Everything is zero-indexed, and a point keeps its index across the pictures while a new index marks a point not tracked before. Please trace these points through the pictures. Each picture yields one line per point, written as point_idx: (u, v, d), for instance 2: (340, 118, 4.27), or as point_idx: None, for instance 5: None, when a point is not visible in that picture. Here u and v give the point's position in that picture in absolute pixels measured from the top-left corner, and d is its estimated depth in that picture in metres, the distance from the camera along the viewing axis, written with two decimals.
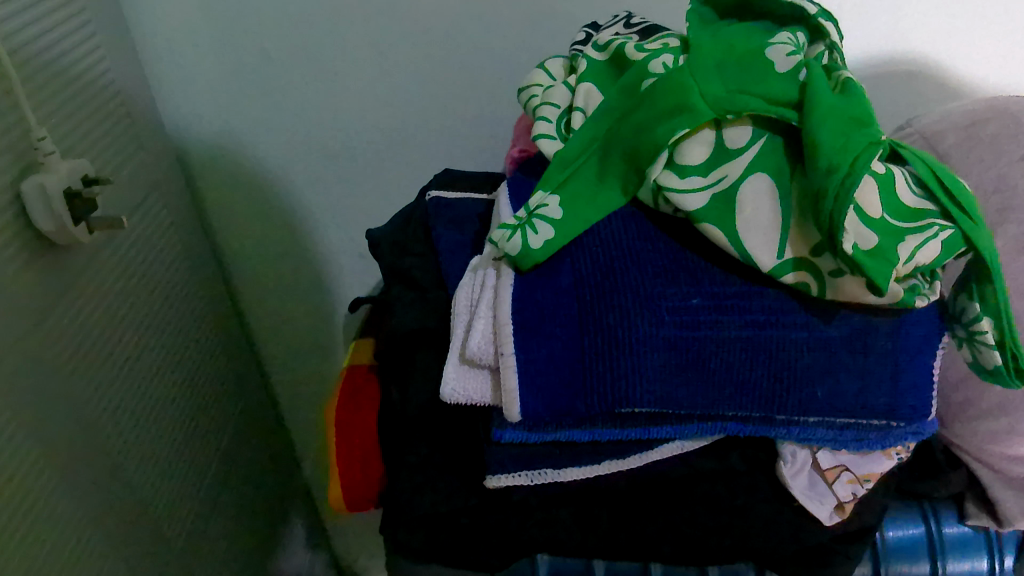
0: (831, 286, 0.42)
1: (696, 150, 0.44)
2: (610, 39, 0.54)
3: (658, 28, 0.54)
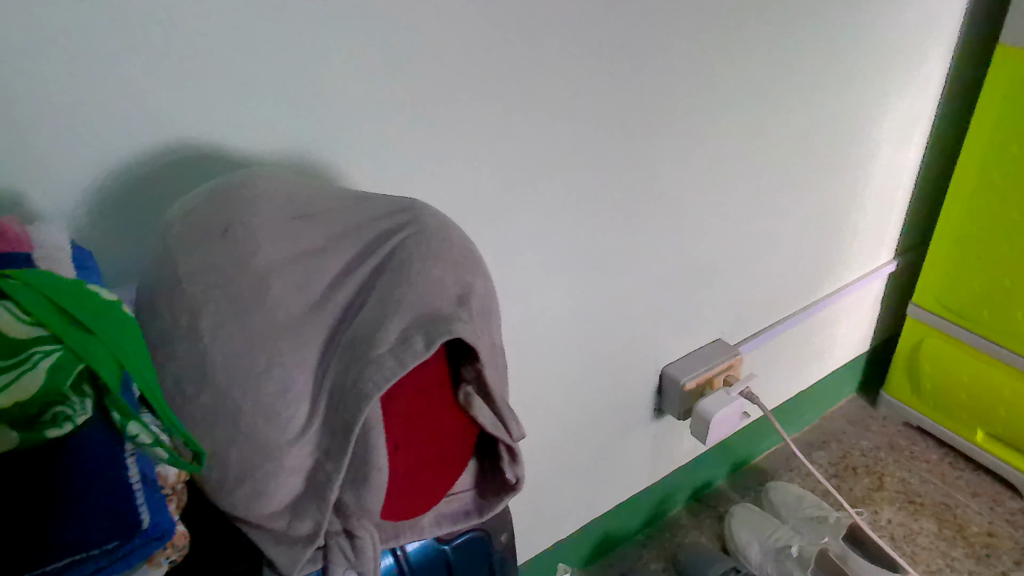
0: (489, 332, 0.38)
1: (342, 216, 0.38)
2: (290, 107, 0.47)
3: (338, 77, 0.48)
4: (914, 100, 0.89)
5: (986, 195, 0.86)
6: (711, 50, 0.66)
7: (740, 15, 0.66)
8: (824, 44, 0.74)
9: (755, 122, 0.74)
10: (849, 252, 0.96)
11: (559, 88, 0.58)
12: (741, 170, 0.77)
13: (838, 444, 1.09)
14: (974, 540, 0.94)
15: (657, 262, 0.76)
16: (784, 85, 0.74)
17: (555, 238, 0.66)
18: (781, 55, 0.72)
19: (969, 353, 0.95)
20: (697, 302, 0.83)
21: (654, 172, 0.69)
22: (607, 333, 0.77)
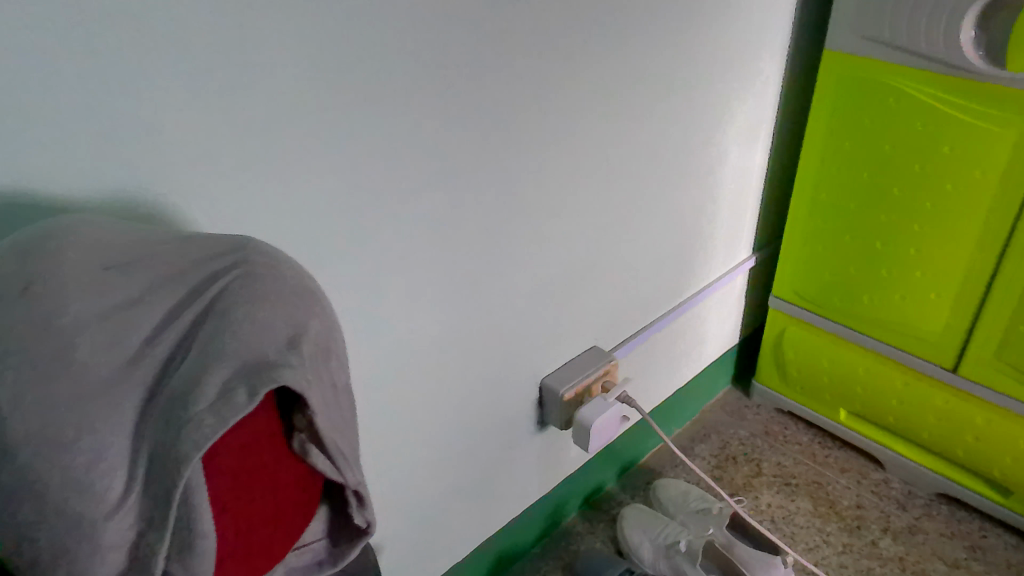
0: (328, 373, 0.37)
1: (161, 261, 0.35)
2: (110, 146, 0.42)
3: (166, 111, 0.43)
4: (755, 104, 0.94)
5: (825, 189, 0.91)
6: (558, 65, 0.67)
7: (584, 30, 0.67)
8: (666, 53, 0.77)
9: (608, 132, 0.76)
10: (709, 252, 1.00)
11: (410, 111, 0.57)
12: (599, 179, 0.78)
13: (718, 436, 1.13)
14: (845, 513, 0.99)
15: (523, 277, 0.76)
16: (633, 94, 0.76)
17: (418, 262, 0.64)
18: (626, 66, 0.74)
19: (826, 339, 1.01)
20: (568, 310, 0.84)
21: (512, 189, 0.69)
22: (481, 351, 0.76)
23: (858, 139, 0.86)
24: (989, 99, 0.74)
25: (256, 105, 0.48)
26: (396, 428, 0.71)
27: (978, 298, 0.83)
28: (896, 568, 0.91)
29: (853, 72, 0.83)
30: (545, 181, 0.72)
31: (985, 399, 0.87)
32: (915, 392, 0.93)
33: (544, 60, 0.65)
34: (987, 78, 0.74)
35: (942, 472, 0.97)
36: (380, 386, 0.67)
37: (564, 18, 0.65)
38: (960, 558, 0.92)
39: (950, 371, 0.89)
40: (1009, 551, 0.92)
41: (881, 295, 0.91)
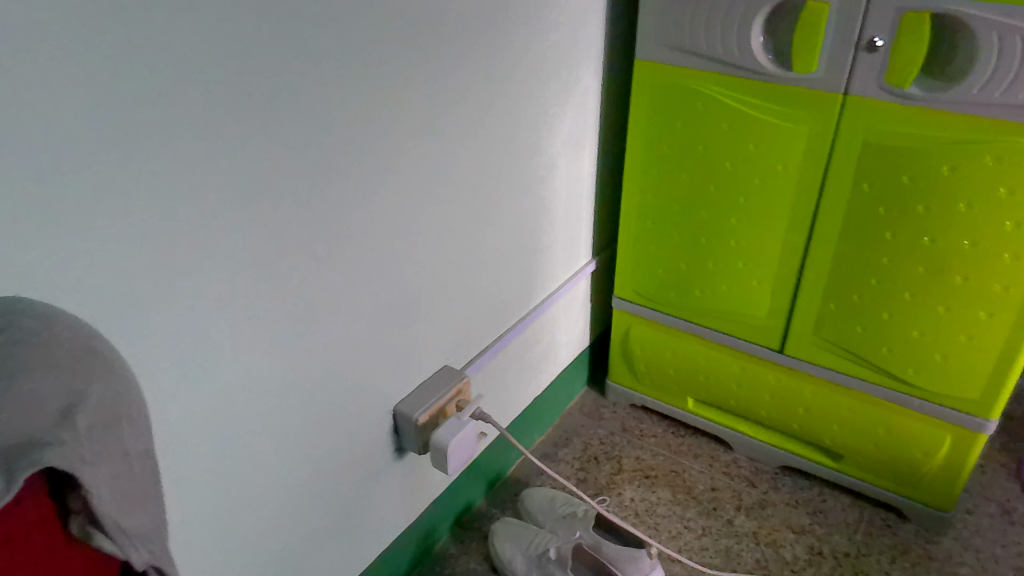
0: (116, 440, 0.34)
1: None
2: None
3: None
4: (577, 114, 0.97)
5: (649, 191, 0.95)
6: (376, 86, 0.64)
7: (398, 48, 0.65)
8: (483, 68, 0.77)
9: (434, 150, 0.75)
10: (548, 260, 1.02)
11: (224, 139, 0.52)
12: (431, 198, 0.77)
13: (579, 438, 1.15)
14: (702, 497, 1.03)
15: (365, 304, 0.73)
16: (455, 110, 0.76)
17: (246, 303, 0.59)
18: (445, 82, 0.73)
19: (667, 333, 1.05)
20: (413, 333, 0.82)
21: (342, 216, 0.66)
22: (328, 389, 0.72)
23: (673, 143, 0.90)
24: (782, 98, 0.80)
25: (42, 144, 0.42)
26: (242, 484, 0.65)
27: (793, 281, 0.89)
28: (751, 543, 0.96)
29: (662, 80, 0.87)
30: (378, 202, 0.70)
31: (810, 374, 0.94)
32: (750, 375, 0.99)
33: (360, 79, 0.63)
34: (777, 79, 0.80)
35: (782, 446, 1.03)
36: (218, 442, 0.61)
37: (377, 36, 0.63)
38: (805, 523, 0.98)
39: (777, 351, 0.95)
40: (846, 510, 1.00)
41: (711, 287, 0.96)
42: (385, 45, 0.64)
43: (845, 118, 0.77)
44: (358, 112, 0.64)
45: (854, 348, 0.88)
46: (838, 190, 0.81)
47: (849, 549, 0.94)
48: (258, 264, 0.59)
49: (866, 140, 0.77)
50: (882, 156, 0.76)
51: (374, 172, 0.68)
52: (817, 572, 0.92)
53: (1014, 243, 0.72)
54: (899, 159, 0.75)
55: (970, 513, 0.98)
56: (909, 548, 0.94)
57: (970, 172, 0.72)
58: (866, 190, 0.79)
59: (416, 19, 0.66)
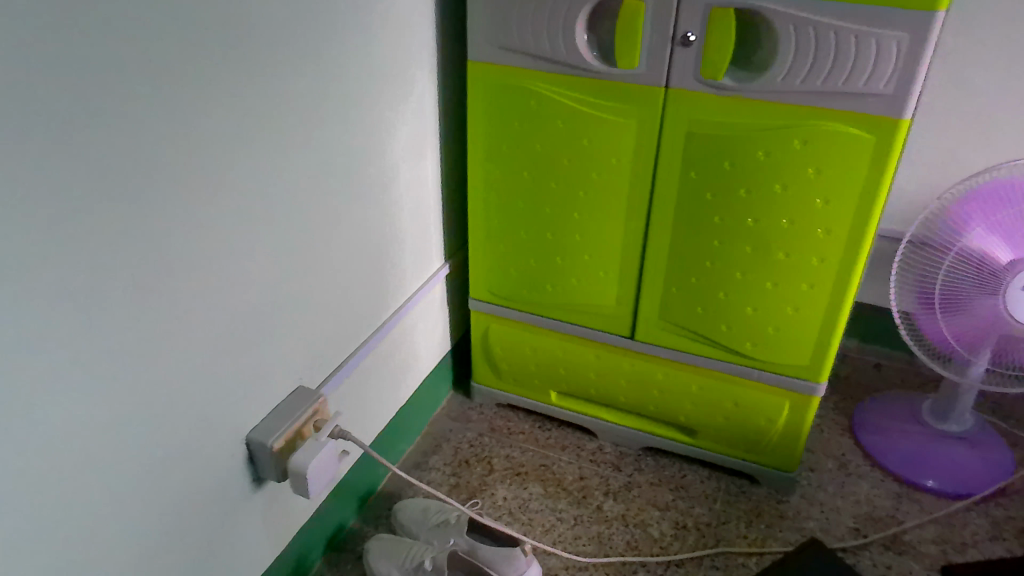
0: None
1: None
2: None
3: None
4: (414, 119, 0.96)
5: (493, 192, 0.96)
6: (196, 99, 0.59)
7: (215, 58, 0.61)
8: (313, 76, 0.74)
9: (269, 163, 0.71)
10: (399, 268, 1.00)
11: (35, 163, 0.47)
12: (270, 215, 0.72)
13: (448, 444, 1.14)
14: (571, 488, 1.05)
15: (213, 330, 0.68)
16: (288, 121, 0.72)
17: (70, 343, 0.53)
18: (273, 93, 0.69)
19: (525, 330, 1.06)
20: (262, 358, 0.77)
21: (169, 240, 0.60)
22: (175, 427, 0.66)
23: (511, 142, 0.91)
24: (609, 94, 0.83)
25: None
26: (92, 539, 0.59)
27: (637, 269, 0.92)
28: (621, 526, 0.99)
29: (494, 80, 0.88)
30: (218, 221, 0.65)
31: (661, 357, 0.97)
32: (607, 363, 1.02)
33: (188, 91, 0.59)
34: (603, 76, 0.82)
35: (642, 428, 1.07)
36: (58, 498, 0.55)
37: (202, 45, 0.59)
38: (669, 500, 1.02)
39: (629, 338, 0.98)
40: (704, 482, 1.05)
41: (561, 281, 0.98)
42: (202, 56, 0.59)
43: (668, 110, 0.81)
44: (177, 127, 0.58)
45: (698, 328, 0.92)
46: (668, 179, 0.84)
47: (711, 519, 0.99)
48: (88, 298, 0.53)
49: (689, 130, 0.80)
50: (705, 145, 0.80)
51: (211, 189, 0.64)
52: (683, 545, 0.96)
53: (825, 218, 0.78)
54: (720, 146, 0.79)
55: (813, 470, 1.06)
56: (762, 510, 1.00)
57: (781, 156, 0.77)
58: (694, 178, 0.83)
59: (232, 27, 0.62)
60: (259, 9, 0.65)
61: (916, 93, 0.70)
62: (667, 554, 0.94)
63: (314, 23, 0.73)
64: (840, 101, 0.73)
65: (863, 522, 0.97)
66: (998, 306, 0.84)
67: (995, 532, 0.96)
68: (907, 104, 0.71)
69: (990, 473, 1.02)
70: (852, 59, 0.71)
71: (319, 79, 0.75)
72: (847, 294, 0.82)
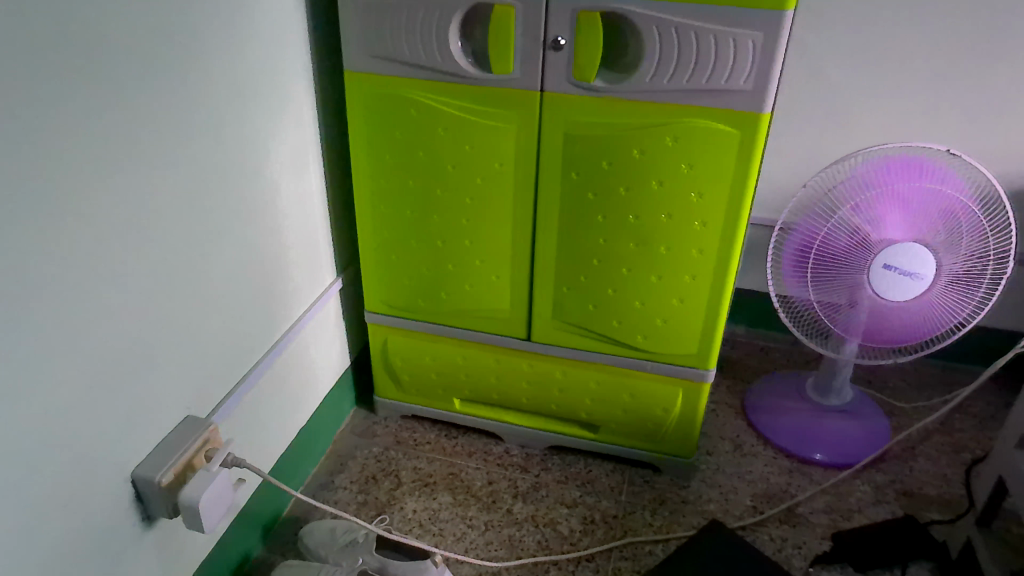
0: None
1: None
2: None
3: None
4: (293, 131, 0.93)
5: (379, 202, 0.94)
6: (45, 122, 0.56)
7: (70, 76, 0.58)
8: (179, 94, 0.71)
9: (136, 187, 0.67)
10: (288, 285, 0.97)
11: None
12: (144, 239, 0.69)
13: (354, 461, 1.11)
14: (480, 494, 1.05)
15: (92, 365, 0.65)
16: (155, 142, 0.68)
17: None
18: (135, 113, 0.65)
19: (423, 339, 1.05)
20: (150, 389, 0.74)
21: (30, 271, 0.56)
22: (57, 470, 0.62)
23: (393, 152, 0.90)
24: (487, 99, 0.83)
25: None
26: None
27: (528, 272, 0.93)
28: (531, 526, 0.99)
29: (371, 89, 0.86)
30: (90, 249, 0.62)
31: (558, 356, 0.99)
32: (506, 366, 1.02)
33: (45, 113, 0.55)
34: (479, 81, 0.82)
35: (546, 428, 1.08)
36: None
37: (56, 64, 0.56)
38: (577, 496, 1.03)
39: (525, 339, 0.99)
40: (609, 476, 1.07)
41: (455, 288, 0.97)
42: (51, 76, 0.56)
43: (545, 114, 0.82)
44: (30, 151, 0.54)
45: (591, 325, 0.94)
46: (551, 181, 0.85)
47: (617, 511, 1.01)
48: None
49: (567, 132, 0.82)
50: (583, 146, 0.82)
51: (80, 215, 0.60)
52: (592, 539, 0.97)
53: (700, 211, 0.82)
54: (597, 147, 0.81)
55: (710, 454, 1.09)
56: (666, 497, 1.03)
57: (656, 153, 0.80)
58: (575, 178, 0.84)
59: (87, 43, 0.59)
60: (110, 26, 0.61)
61: (773, 88, 0.74)
62: (578, 549, 0.95)
63: (175, 39, 0.69)
64: (705, 98, 0.76)
65: (759, 499, 1.01)
66: (866, 284, 0.90)
67: (878, 497, 1.02)
68: (766, 98, 0.74)
69: (870, 442, 1.09)
70: (713, 58, 0.74)
71: (190, 95, 0.73)
72: (726, 282, 0.86)
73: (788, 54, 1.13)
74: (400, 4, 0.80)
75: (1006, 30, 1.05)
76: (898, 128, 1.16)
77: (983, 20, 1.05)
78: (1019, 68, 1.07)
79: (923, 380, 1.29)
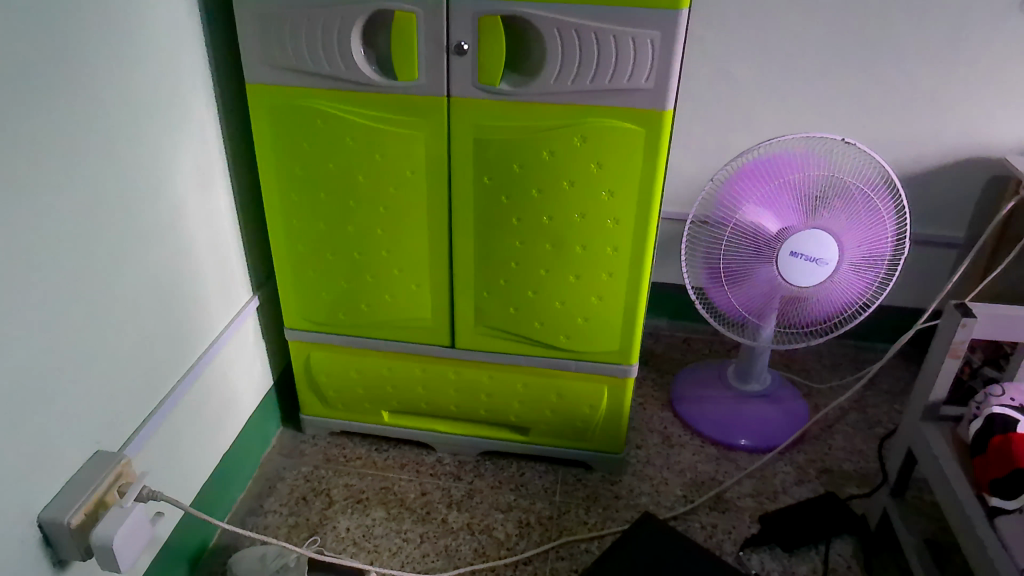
0: None
1: None
2: None
3: None
4: (195, 147, 0.90)
5: (290, 217, 0.92)
6: None
7: None
8: (70, 115, 0.67)
9: (30, 214, 0.63)
10: (201, 306, 0.94)
11: None
12: (41, 267, 0.65)
13: (283, 483, 1.08)
14: (414, 506, 1.03)
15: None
16: (49, 165, 0.65)
17: None
18: (26, 137, 0.62)
19: (345, 353, 1.03)
20: (60, 424, 0.70)
21: None
22: None
23: (301, 165, 0.87)
24: (394, 107, 0.82)
25: None
26: None
27: (447, 279, 0.93)
28: (467, 535, 0.98)
29: (275, 101, 0.84)
30: None
31: (483, 362, 0.98)
32: (432, 375, 1.01)
33: None
34: (385, 89, 0.81)
35: (477, 434, 1.07)
36: None
37: None
38: (511, 500, 1.03)
39: (450, 347, 0.98)
40: (542, 477, 1.07)
41: (375, 299, 0.96)
42: None
43: (453, 120, 0.81)
44: None
45: (514, 328, 0.94)
46: (464, 187, 0.85)
47: (552, 511, 1.01)
48: None
49: (476, 137, 0.82)
50: (493, 150, 0.82)
51: None
52: (529, 542, 0.97)
53: (612, 209, 0.83)
54: (507, 150, 0.81)
55: (640, 447, 1.11)
56: (599, 494, 1.03)
57: (565, 154, 0.80)
58: (487, 183, 0.84)
59: None
60: None
61: (674, 85, 0.76)
62: (514, 554, 0.95)
63: (61, 58, 0.66)
64: (609, 98, 0.77)
65: (689, 489, 1.03)
66: (776, 273, 0.92)
67: (801, 476, 1.06)
68: (668, 96, 0.76)
69: (791, 424, 1.12)
70: (614, 58, 0.75)
71: (84, 116, 0.69)
72: (642, 277, 0.87)
73: (690, 53, 1.16)
74: (298, 14, 0.78)
75: (889, 23, 1.10)
76: (797, 120, 1.20)
77: (868, 14, 1.10)
78: (903, 58, 1.13)
79: (836, 360, 1.34)
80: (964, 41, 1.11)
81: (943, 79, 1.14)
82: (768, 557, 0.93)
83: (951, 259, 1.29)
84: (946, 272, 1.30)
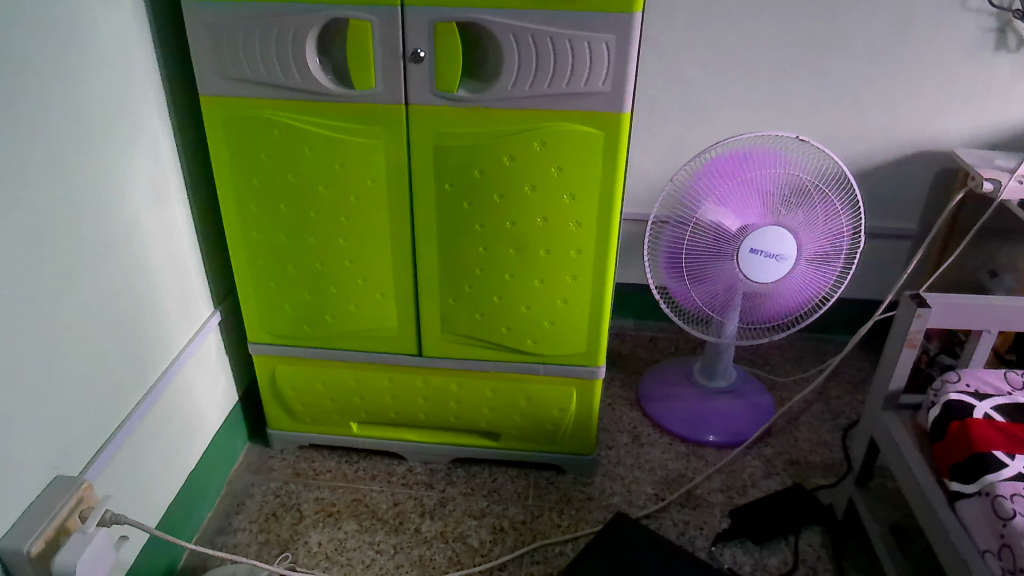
0: None
1: None
2: None
3: None
4: (149, 162, 0.88)
5: (250, 230, 0.90)
6: None
7: None
8: (18, 133, 0.66)
9: None
10: (160, 323, 0.92)
11: None
12: None
13: (252, 500, 1.06)
14: (386, 516, 1.03)
15: None
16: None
17: None
18: None
19: (311, 366, 1.02)
20: (18, 449, 0.68)
21: None
22: None
23: (259, 177, 0.86)
24: (352, 116, 0.81)
25: None
26: None
27: (412, 287, 0.92)
28: (441, 543, 0.98)
29: (230, 113, 0.83)
30: None
31: (451, 369, 0.98)
32: (400, 384, 1.01)
33: None
34: (342, 98, 0.80)
35: (447, 442, 1.07)
36: None
37: None
38: (484, 507, 1.03)
39: (417, 355, 0.98)
40: (515, 482, 1.07)
41: (340, 310, 0.95)
42: None
43: (412, 128, 0.81)
44: None
45: (480, 334, 0.94)
46: (425, 194, 0.85)
47: (525, 515, 1.01)
48: None
49: (436, 144, 0.81)
50: (453, 157, 0.82)
51: None
52: (503, 548, 0.97)
53: (574, 212, 0.83)
54: (467, 156, 0.81)
55: (611, 447, 1.12)
56: (571, 496, 1.04)
57: (525, 159, 0.81)
58: (449, 190, 0.84)
59: None
60: None
61: (630, 88, 0.77)
62: (489, 560, 0.95)
63: (5, 74, 0.64)
64: (567, 102, 0.78)
65: (660, 487, 1.04)
66: (737, 270, 0.94)
67: (769, 469, 1.07)
68: (624, 98, 0.77)
69: (757, 418, 1.14)
70: (570, 62, 0.75)
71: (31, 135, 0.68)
72: (606, 279, 0.88)
73: (645, 54, 1.17)
74: (251, 24, 0.78)
75: (838, 20, 1.13)
76: (753, 119, 1.22)
77: (818, 13, 1.12)
78: (853, 55, 1.15)
79: (799, 353, 1.36)
80: (910, 37, 1.13)
81: (892, 75, 1.17)
82: (739, 551, 0.94)
83: (906, 250, 1.32)
84: (901, 262, 1.34)
